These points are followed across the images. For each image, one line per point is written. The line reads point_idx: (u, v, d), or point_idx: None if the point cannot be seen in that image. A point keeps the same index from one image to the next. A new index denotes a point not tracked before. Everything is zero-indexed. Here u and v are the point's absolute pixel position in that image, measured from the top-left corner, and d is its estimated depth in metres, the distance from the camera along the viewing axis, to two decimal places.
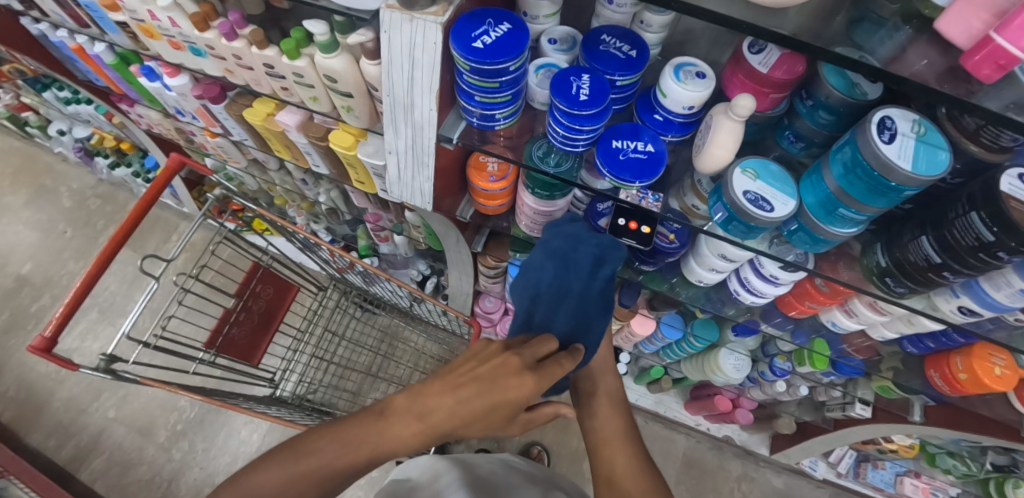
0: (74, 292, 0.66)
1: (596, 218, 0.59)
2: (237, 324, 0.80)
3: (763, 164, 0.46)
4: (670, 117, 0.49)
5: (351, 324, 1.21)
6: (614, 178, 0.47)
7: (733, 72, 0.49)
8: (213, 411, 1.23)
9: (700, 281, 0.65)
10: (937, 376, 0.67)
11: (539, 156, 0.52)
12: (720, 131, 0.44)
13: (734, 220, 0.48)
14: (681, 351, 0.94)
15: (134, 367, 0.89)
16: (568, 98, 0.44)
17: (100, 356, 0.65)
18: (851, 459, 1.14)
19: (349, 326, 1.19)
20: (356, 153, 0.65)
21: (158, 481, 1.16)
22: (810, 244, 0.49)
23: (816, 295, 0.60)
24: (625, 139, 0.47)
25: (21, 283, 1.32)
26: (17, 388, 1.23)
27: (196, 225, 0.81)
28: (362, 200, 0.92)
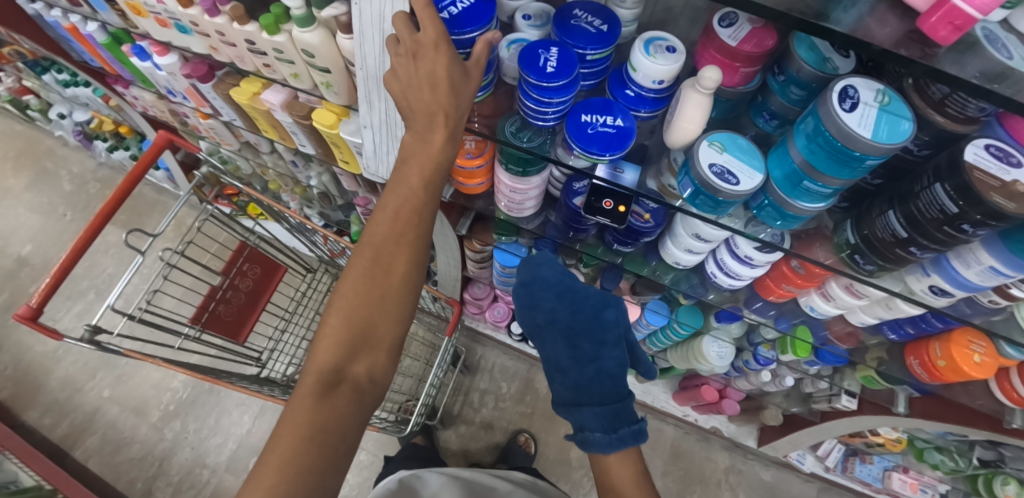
0: (60, 264, 0.67)
1: (571, 196, 0.59)
2: (223, 301, 0.81)
3: (731, 137, 0.46)
4: (642, 92, 0.49)
5: None
6: (583, 152, 0.47)
7: (704, 47, 0.49)
8: (205, 392, 1.24)
9: (677, 264, 0.64)
10: (917, 364, 0.66)
11: (512, 132, 0.52)
12: (688, 104, 0.45)
13: (701, 194, 0.47)
14: (666, 339, 0.94)
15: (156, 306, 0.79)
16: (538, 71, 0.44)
17: (84, 327, 0.66)
18: (839, 453, 1.12)
19: None
20: (338, 131, 0.65)
21: (151, 460, 1.18)
22: (780, 220, 0.49)
23: (793, 278, 0.60)
24: (595, 113, 0.47)
25: (21, 265, 1.34)
26: (15, 367, 1.25)
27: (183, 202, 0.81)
28: (351, 182, 0.93)
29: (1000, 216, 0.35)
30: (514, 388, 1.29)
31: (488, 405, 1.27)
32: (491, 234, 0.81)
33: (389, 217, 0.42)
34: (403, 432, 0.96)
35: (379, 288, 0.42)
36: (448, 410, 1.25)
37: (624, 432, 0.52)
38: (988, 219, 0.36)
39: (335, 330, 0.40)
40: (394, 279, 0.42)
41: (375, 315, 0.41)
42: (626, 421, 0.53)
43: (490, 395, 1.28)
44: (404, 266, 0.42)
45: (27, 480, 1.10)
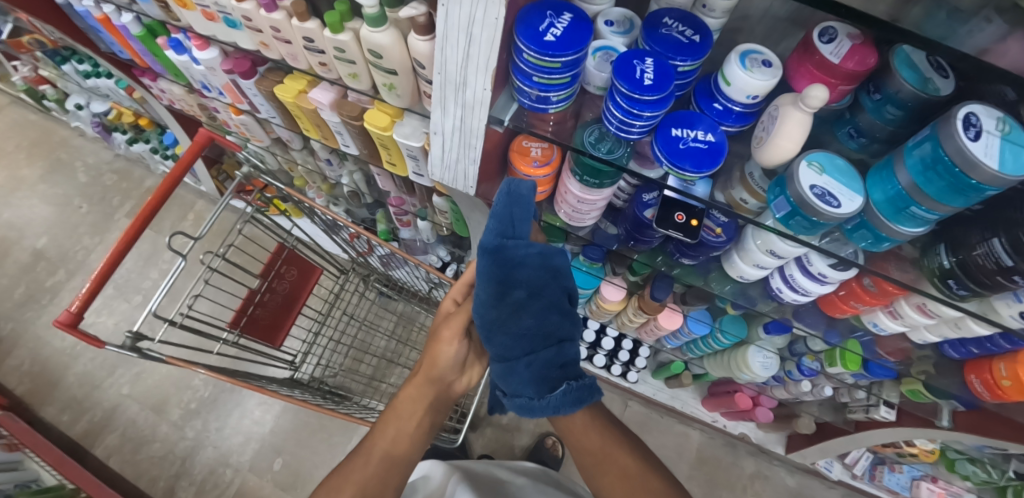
0: (100, 269, 0.65)
1: (641, 208, 0.57)
2: (261, 305, 0.79)
3: (829, 157, 0.46)
4: (730, 106, 0.48)
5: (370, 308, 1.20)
6: (673, 167, 0.46)
7: (800, 61, 0.47)
8: (227, 391, 1.22)
9: (740, 277, 0.63)
10: (978, 382, 0.65)
11: (591, 143, 0.50)
12: (788, 122, 0.44)
13: (796, 215, 0.46)
14: (706, 347, 0.93)
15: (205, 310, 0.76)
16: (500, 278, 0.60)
17: (126, 334, 0.64)
18: (867, 462, 1.13)
19: (368, 310, 1.18)
20: (391, 133, 0.63)
21: (172, 458, 1.17)
22: (872, 241, 0.48)
23: (863, 295, 0.59)
24: (685, 127, 0.46)
25: (37, 257, 1.32)
26: (31, 362, 1.23)
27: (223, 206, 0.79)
28: (387, 183, 0.90)
29: None
30: None
31: None
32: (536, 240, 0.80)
33: (410, 396, 0.63)
34: (456, 442, 0.95)
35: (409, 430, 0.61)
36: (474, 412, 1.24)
37: (578, 392, 0.56)
38: None
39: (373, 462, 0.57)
40: (411, 430, 0.61)
41: (399, 462, 0.59)
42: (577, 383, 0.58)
43: None
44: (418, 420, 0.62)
45: (49, 480, 1.08)
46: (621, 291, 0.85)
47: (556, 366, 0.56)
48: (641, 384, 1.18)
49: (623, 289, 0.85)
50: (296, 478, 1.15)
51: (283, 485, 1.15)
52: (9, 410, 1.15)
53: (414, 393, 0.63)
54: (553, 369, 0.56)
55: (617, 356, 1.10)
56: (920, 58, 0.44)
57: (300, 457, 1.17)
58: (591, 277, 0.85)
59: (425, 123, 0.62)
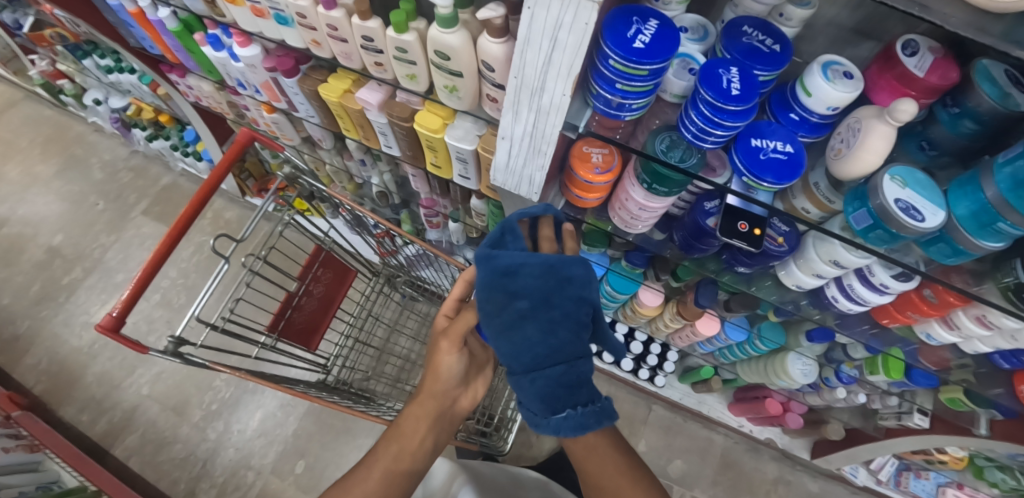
0: (143, 273, 0.63)
1: (703, 216, 0.56)
2: (298, 308, 0.77)
3: (911, 172, 0.45)
4: (807, 116, 0.47)
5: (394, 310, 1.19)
6: (753, 178, 0.46)
7: (880, 73, 0.47)
8: (248, 392, 1.21)
9: (797, 286, 0.63)
10: None
11: (663, 151, 0.49)
12: (872, 135, 0.43)
13: (877, 228, 0.46)
14: (741, 353, 0.93)
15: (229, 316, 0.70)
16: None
17: (169, 339, 0.63)
18: (893, 468, 1.14)
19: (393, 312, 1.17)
20: (443, 136, 0.62)
21: (193, 460, 1.16)
22: (949, 255, 0.47)
23: (921, 306, 0.58)
24: (764, 138, 0.46)
25: (52, 255, 1.35)
26: (50, 361, 1.23)
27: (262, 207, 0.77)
28: (422, 184, 0.89)
29: None
30: None
31: None
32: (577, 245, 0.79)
33: (416, 419, 0.59)
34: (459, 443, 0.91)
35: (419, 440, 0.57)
36: None
37: (585, 415, 0.50)
38: None
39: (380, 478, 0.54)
40: (421, 444, 0.58)
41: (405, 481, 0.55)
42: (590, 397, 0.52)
43: None
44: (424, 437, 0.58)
45: (70, 481, 1.06)
46: (659, 296, 0.85)
47: (566, 386, 0.50)
48: (669, 389, 1.21)
49: (661, 295, 0.85)
50: (315, 480, 1.14)
51: (306, 488, 1.14)
52: (28, 410, 1.15)
53: (422, 412, 0.59)
54: (561, 389, 0.50)
55: (645, 360, 1.11)
56: (999, 73, 0.43)
57: (323, 460, 1.16)
58: (630, 281, 0.85)
59: (478, 126, 0.61)
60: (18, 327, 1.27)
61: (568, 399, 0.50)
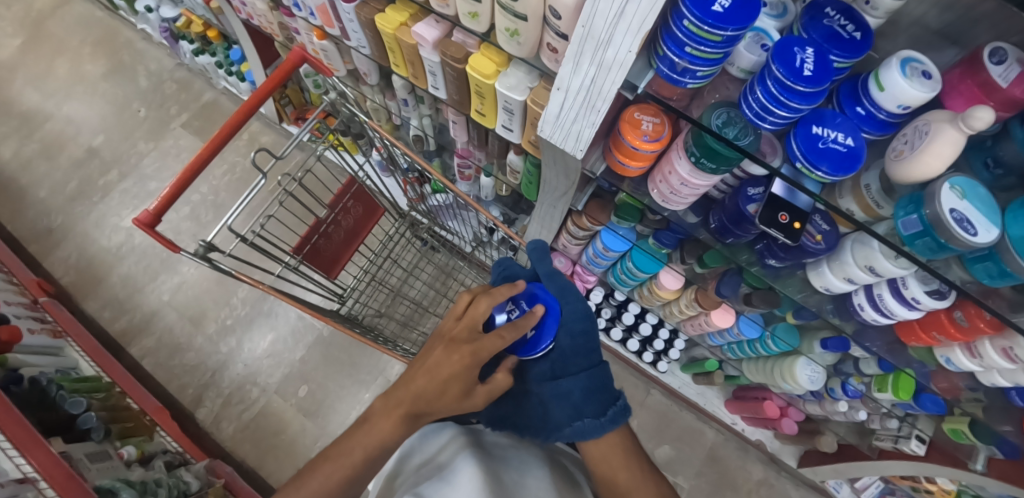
0: (181, 175, 0.64)
1: (744, 202, 0.55)
2: (325, 236, 0.80)
3: (972, 183, 0.43)
4: (875, 111, 0.45)
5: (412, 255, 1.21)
6: (807, 166, 0.45)
7: (961, 77, 0.44)
8: (262, 314, 1.26)
9: (825, 288, 0.62)
10: None
11: (718, 126, 0.47)
12: (939, 139, 0.40)
13: (926, 236, 0.44)
14: (751, 350, 0.96)
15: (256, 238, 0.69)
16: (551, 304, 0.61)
17: (200, 243, 0.65)
18: (876, 489, 1.17)
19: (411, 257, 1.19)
20: (494, 83, 0.61)
21: (203, 369, 1.22)
22: (995, 276, 0.45)
23: (949, 328, 0.57)
24: (826, 127, 0.44)
25: (92, 155, 1.39)
26: (79, 256, 1.29)
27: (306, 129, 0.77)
28: (461, 133, 0.90)
29: None
30: None
31: None
32: (607, 216, 0.80)
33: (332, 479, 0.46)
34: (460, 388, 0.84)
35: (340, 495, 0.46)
36: None
37: (613, 413, 0.54)
38: None
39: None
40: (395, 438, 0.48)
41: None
42: (608, 402, 0.56)
43: None
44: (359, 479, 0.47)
45: (87, 370, 1.10)
46: (679, 280, 0.87)
47: (600, 385, 0.57)
48: (670, 376, 1.26)
49: (682, 279, 0.87)
50: (318, 406, 1.20)
51: (306, 411, 1.20)
52: (55, 298, 1.21)
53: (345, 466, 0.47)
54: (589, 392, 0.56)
55: (651, 343, 1.18)
56: None
57: (325, 388, 1.22)
58: (654, 261, 0.86)
59: (531, 77, 0.60)
60: (52, 219, 1.32)
61: (598, 403, 0.55)
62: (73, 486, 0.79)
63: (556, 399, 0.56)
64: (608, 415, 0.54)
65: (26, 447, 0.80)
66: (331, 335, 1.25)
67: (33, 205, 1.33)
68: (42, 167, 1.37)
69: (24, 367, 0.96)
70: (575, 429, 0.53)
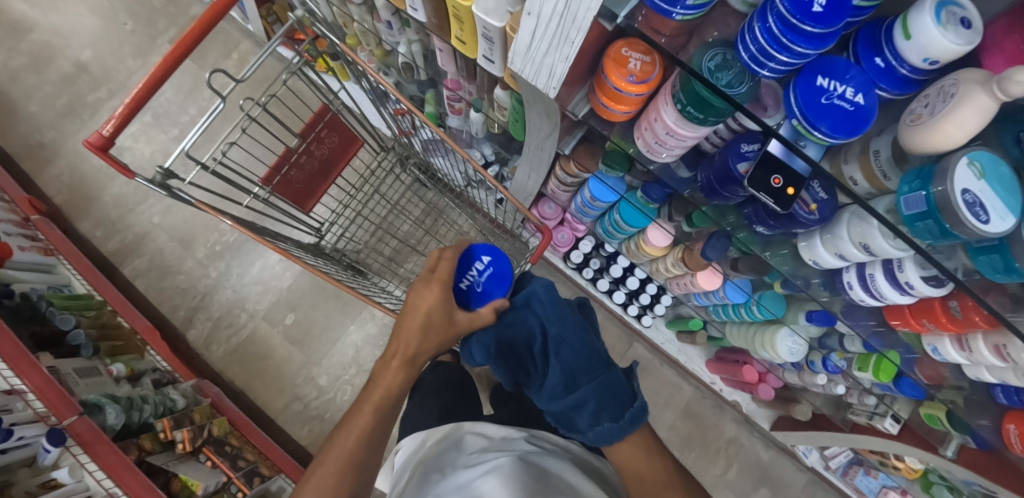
0: (135, 93, 0.57)
1: (736, 160, 0.50)
2: (296, 167, 0.76)
3: (994, 161, 0.36)
4: (896, 66, 0.38)
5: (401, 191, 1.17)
6: (803, 124, 0.39)
7: (1006, 30, 0.36)
8: (251, 242, 1.26)
9: (814, 262, 0.57)
10: (1014, 432, 0.60)
11: (709, 70, 0.41)
12: (965, 103, 0.34)
13: (929, 218, 0.38)
14: (734, 314, 0.92)
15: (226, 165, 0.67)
16: (497, 255, 0.62)
17: (157, 169, 0.60)
18: (845, 459, 1.21)
19: (400, 193, 1.16)
20: (471, 5, 0.54)
21: (194, 293, 1.24)
22: (1001, 272, 0.39)
23: (940, 317, 0.53)
24: (833, 79, 0.38)
25: (79, 69, 1.33)
26: (70, 174, 1.28)
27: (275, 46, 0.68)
28: (448, 62, 0.83)
29: None
30: None
31: None
32: (595, 162, 0.75)
33: (357, 433, 0.50)
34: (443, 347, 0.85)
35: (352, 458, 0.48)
36: None
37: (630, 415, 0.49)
38: None
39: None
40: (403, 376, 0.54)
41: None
42: (622, 403, 0.50)
43: None
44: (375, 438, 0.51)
45: (79, 288, 1.12)
46: (667, 238, 0.83)
47: (613, 391, 0.51)
48: (654, 332, 1.23)
49: (669, 237, 0.83)
50: (305, 333, 1.23)
51: (293, 338, 1.23)
52: (47, 215, 1.22)
53: (360, 424, 0.50)
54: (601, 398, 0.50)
55: (638, 297, 1.16)
56: None
57: (312, 318, 1.24)
58: (642, 216, 0.82)
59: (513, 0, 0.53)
60: (43, 135, 1.30)
61: (615, 405, 0.50)
62: (53, 392, 0.82)
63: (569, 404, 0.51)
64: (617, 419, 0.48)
65: (21, 368, 0.81)
66: None
67: (23, 119, 1.31)
68: (30, 80, 1.33)
69: (14, 282, 0.98)
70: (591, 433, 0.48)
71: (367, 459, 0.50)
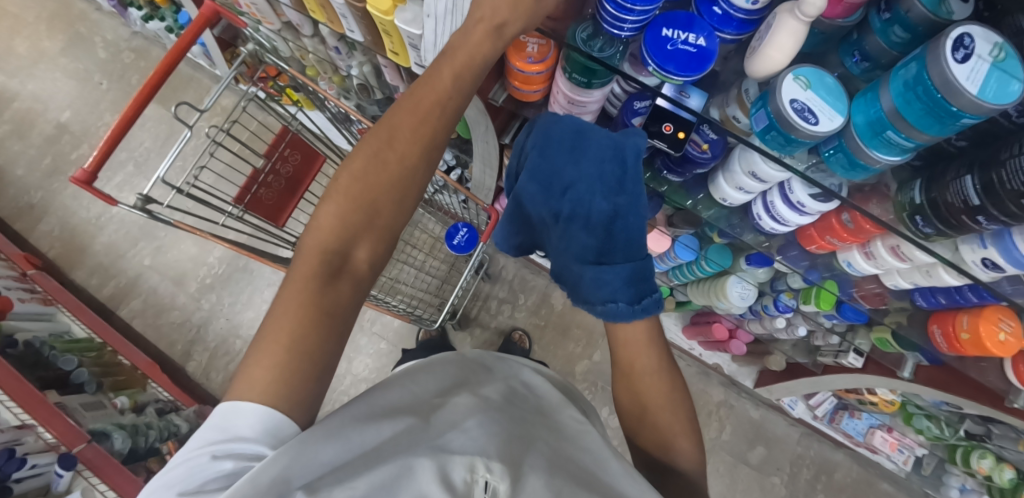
0: (110, 134, 0.67)
1: (630, 116, 0.57)
2: (264, 185, 0.84)
3: (819, 74, 0.43)
4: (731, 11, 0.44)
5: None
6: (658, 69, 0.45)
7: None
8: (239, 270, 1.33)
9: (725, 201, 0.64)
10: (939, 333, 0.67)
11: (584, 39, 0.49)
12: (781, 31, 0.40)
13: (773, 130, 0.45)
14: (691, 274, 0.98)
15: (191, 181, 0.73)
16: (475, 230, 0.98)
17: (137, 195, 0.68)
18: (830, 405, 1.22)
19: None
20: (394, 19, 0.62)
21: (189, 325, 1.30)
22: (847, 169, 0.47)
23: (840, 232, 0.59)
24: (677, 28, 0.44)
25: (62, 130, 1.42)
26: (62, 229, 1.35)
27: (224, 87, 0.76)
28: (395, 76, 0.90)
29: (1014, 216, 0.38)
30: (531, 300, 1.38)
31: (504, 313, 1.37)
32: None
33: (369, 196, 0.42)
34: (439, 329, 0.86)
35: (391, 182, 0.42)
36: (467, 313, 1.36)
37: (647, 303, 0.48)
38: (1002, 216, 0.38)
39: (284, 340, 0.35)
40: (403, 177, 0.43)
41: (318, 335, 0.36)
42: (648, 287, 0.49)
43: (507, 305, 1.37)
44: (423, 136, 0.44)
45: (79, 333, 1.18)
46: None
47: (643, 273, 0.49)
48: None
49: None
50: None
51: None
52: (43, 270, 1.28)
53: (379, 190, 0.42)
54: (639, 278, 0.49)
55: None
56: None
57: None
58: None
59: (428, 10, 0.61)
60: (32, 196, 1.37)
61: (636, 290, 0.49)
62: (43, 407, 0.89)
63: (592, 280, 0.50)
64: (656, 296, 0.49)
65: (29, 404, 0.88)
66: None
67: (13, 184, 1.38)
68: (15, 147, 1.41)
69: (17, 331, 1.04)
70: (607, 310, 0.48)
71: (341, 313, 0.39)
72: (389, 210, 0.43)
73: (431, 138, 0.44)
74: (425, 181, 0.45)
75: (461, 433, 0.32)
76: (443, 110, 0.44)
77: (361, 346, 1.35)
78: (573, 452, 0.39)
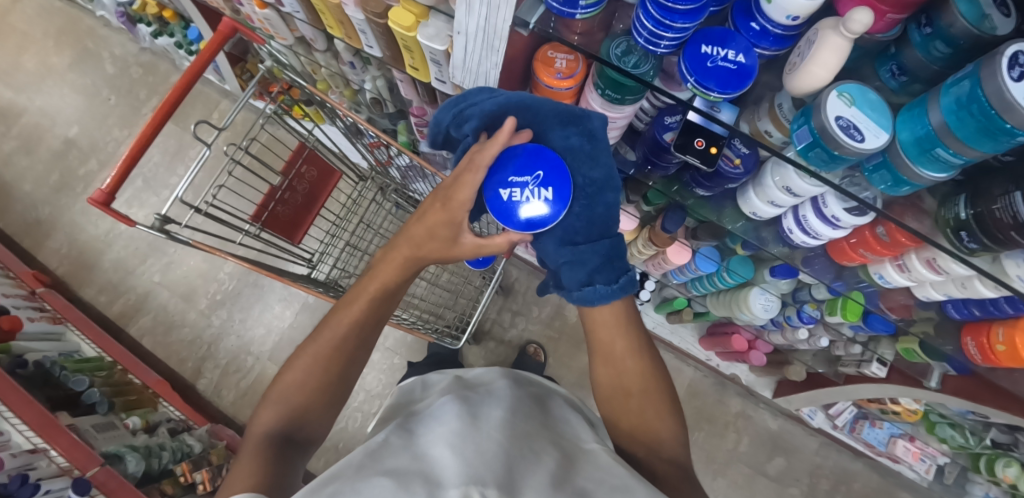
0: (127, 154, 0.66)
1: (662, 131, 0.56)
2: (281, 202, 0.82)
3: (862, 90, 0.43)
4: (768, 26, 0.43)
5: (389, 221, 1.20)
6: (697, 86, 0.44)
7: None
8: (249, 286, 1.32)
9: (754, 214, 0.63)
10: (972, 345, 0.65)
11: (618, 55, 0.48)
12: (824, 48, 0.40)
13: (817, 147, 0.44)
14: (711, 285, 0.97)
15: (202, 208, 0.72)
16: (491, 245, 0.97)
17: (155, 215, 0.67)
18: (851, 415, 1.21)
19: (386, 220, 1.19)
20: (416, 35, 0.61)
21: (200, 342, 1.29)
22: (890, 184, 0.46)
23: (874, 244, 0.58)
24: (715, 45, 0.43)
25: (69, 146, 1.41)
26: (70, 245, 1.34)
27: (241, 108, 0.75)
28: (410, 90, 0.90)
29: None
30: (545, 312, 1.37)
31: (518, 325, 1.36)
32: None
33: (313, 368, 0.49)
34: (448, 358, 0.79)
35: (342, 351, 0.51)
36: (480, 326, 1.34)
37: (624, 282, 0.50)
38: None
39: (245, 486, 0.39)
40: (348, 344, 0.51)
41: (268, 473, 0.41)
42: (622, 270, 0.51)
43: (521, 317, 1.36)
44: (366, 326, 0.53)
45: (89, 352, 1.16)
46: (635, 221, 0.85)
47: (617, 254, 0.51)
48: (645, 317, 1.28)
49: (637, 219, 0.85)
50: None
51: None
52: (52, 287, 1.27)
53: (324, 355, 0.50)
54: (615, 258, 0.51)
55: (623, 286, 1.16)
56: None
57: None
58: None
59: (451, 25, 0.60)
60: (40, 212, 1.36)
61: (612, 271, 0.50)
62: (54, 428, 0.87)
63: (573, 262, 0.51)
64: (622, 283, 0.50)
65: (49, 433, 0.87)
66: (315, 301, 1.29)
67: (20, 200, 1.37)
68: (23, 163, 1.40)
69: (27, 352, 1.03)
70: (585, 294, 0.49)
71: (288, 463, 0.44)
72: (332, 374, 0.50)
73: (377, 316, 0.53)
74: (362, 351, 0.53)
75: (449, 458, 0.32)
76: (389, 289, 0.53)
77: (374, 361, 1.33)
78: (576, 459, 0.38)
